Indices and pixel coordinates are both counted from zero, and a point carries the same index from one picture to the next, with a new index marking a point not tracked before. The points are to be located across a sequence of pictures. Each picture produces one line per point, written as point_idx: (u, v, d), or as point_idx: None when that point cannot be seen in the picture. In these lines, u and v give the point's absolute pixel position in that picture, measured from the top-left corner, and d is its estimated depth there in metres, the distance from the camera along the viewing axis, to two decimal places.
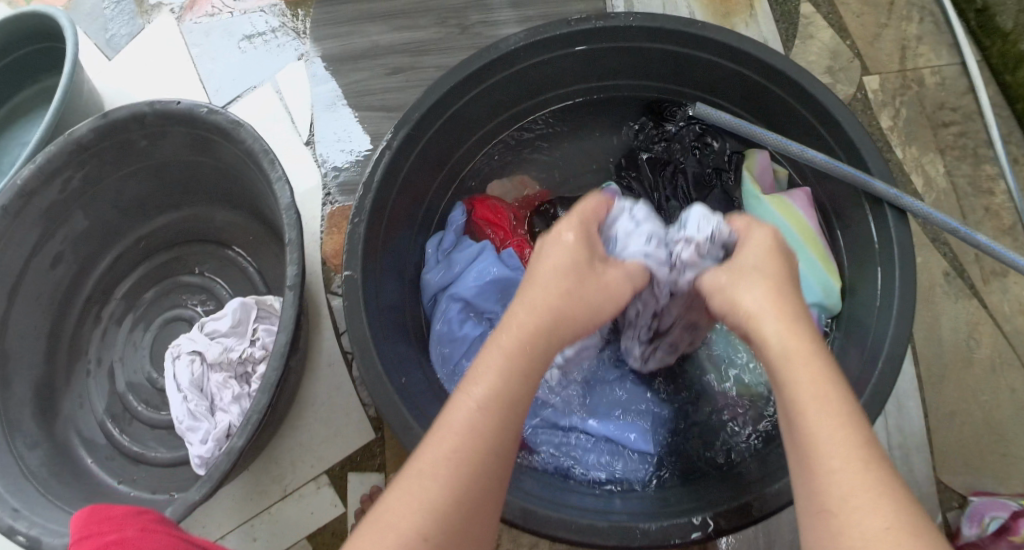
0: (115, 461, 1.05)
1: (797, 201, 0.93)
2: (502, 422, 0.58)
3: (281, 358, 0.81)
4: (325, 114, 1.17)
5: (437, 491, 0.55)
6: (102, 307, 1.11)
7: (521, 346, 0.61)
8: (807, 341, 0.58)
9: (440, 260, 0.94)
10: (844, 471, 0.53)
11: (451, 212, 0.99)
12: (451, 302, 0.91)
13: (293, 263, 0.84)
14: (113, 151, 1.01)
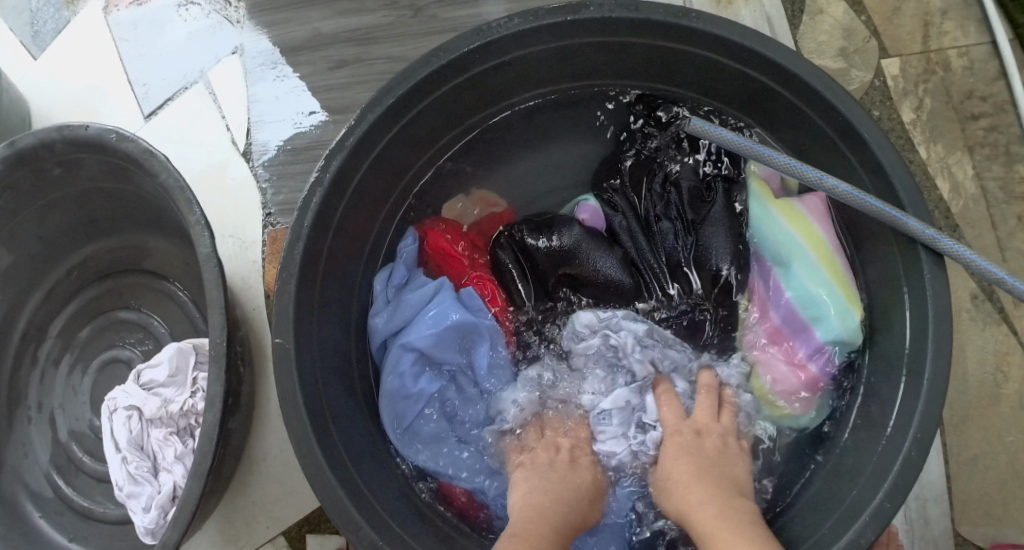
0: (63, 516, 0.97)
1: (813, 213, 0.80)
2: None
3: (211, 439, 0.72)
4: (261, 115, 0.96)
5: None
6: (39, 346, 1.01)
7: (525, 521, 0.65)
8: (716, 505, 0.64)
9: (390, 299, 0.83)
10: None
11: (402, 241, 0.87)
12: (403, 351, 0.80)
13: (218, 327, 0.73)
14: (25, 182, 0.89)
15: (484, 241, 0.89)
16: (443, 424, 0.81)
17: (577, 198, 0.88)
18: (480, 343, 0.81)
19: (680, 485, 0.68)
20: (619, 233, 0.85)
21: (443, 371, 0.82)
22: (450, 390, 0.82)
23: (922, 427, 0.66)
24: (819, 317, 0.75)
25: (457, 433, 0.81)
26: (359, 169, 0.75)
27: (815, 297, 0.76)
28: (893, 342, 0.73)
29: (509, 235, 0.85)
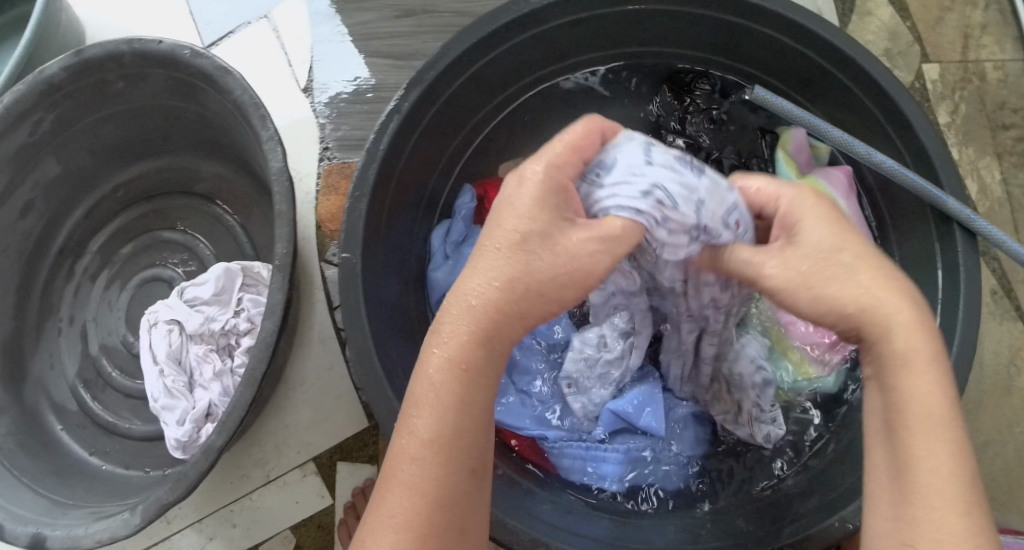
0: (85, 430, 0.98)
1: (836, 187, 0.83)
2: (441, 470, 0.52)
3: (267, 346, 0.73)
4: (324, 53, 0.97)
5: None
6: (76, 260, 1.02)
7: (453, 370, 0.53)
8: (917, 332, 0.52)
9: (448, 254, 0.86)
10: (933, 452, 0.50)
11: (459, 197, 0.89)
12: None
13: (283, 238, 0.75)
14: (86, 92, 0.89)
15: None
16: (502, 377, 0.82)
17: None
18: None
19: (828, 282, 0.54)
20: None
21: None
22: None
23: None
24: None
25: (516, 385, 0.82)
26: (433, 103, 0.77)
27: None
28: None
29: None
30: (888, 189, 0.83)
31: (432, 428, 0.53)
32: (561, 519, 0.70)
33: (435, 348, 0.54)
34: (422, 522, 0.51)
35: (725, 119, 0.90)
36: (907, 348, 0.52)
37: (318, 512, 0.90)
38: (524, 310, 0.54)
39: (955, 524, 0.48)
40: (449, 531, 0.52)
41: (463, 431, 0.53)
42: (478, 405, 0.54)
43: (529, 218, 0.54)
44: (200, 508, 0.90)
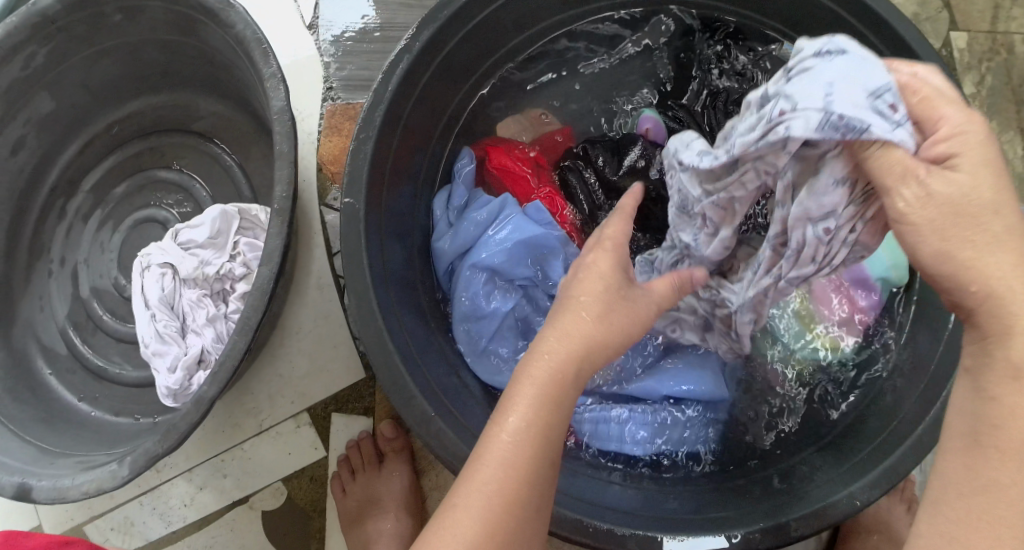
0: (75, 375, 0.95)
1: None
2: (532, 468, 0.51)
3: (264, 294, 0.70)
4: None
5: (472, 529, 0.49)
6: (69, 199, 1.00)
7: (555, 377, 0.53)
8: None
9: (451, 221, 0.82)
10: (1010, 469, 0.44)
11: (458, 160, 0.85)
12: (474, 271, 0.78)
13: (283, 179, 0.71)
14: (82, 25, 0.86)
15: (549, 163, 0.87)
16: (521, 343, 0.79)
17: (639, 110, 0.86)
18: (553, 256, 0.79)
19: (962, 245, 0.45)
20: None
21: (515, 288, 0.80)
22: (525, 307, 0.79)
23: None
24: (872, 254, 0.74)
25: None
26: (445, 43, 0.74)
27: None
28: None
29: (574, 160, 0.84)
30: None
31: (535, 422, 0.51)
32: (566, 481, 0.67)
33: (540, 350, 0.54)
34: (517, 491, 0.50)
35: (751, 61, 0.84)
36: None
37: (311, 464, 0.88)
38: (603, 347, 0.55)
39: None
40: (533, 500, 0.51)
41: (557, 434, 0.52)
42: (566, 397, 0.53)
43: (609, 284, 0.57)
44: (190, 457, 0.89)
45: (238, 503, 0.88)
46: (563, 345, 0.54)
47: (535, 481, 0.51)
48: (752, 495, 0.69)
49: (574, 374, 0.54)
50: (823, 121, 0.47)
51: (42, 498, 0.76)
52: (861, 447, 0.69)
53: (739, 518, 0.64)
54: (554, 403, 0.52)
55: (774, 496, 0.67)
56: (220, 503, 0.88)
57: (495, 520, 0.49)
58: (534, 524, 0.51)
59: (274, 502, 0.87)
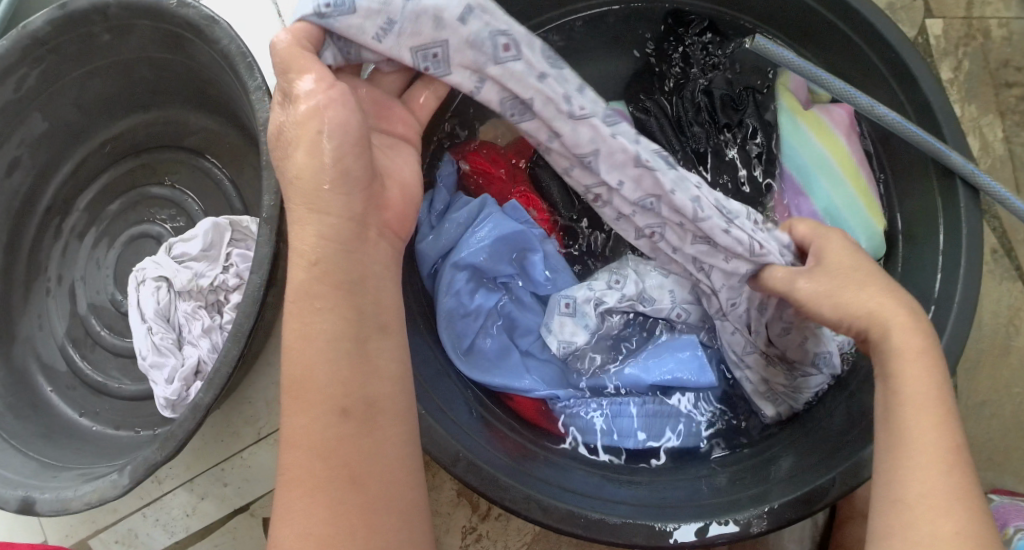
0: (76, 391, 0.97)
1: (838, 124, 0.82)
2: (331, 426, 0.55)
3: (255, 300, 0.71)
4: None
5: (306, 504, 0.54)
6: (64, 218, 1.01)
7: (318, 339, 0.56)
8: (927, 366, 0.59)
9: (433, 223, 0.81)
10: (928, 468, 0.54)
11: (439, 168, 0.85)
12: (456, 271, 0.78)
13: (271, 189, 0.73)
14: (73, 45, 0.88)
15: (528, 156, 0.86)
16: (504, 338, 0.80)
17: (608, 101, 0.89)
18: (532, 252, 0.81)
19: (903, 338, 0.60)
20: (649, 131, 0.85)
21: (498, 285, 0.81)
22: (510, 304, 0.81)
23: (949, 349, 0.68)
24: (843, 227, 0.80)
25: (519, 346, 0.81)
26: None
27: (838, 208, 0.80)
28: (922, 275, 0.76)
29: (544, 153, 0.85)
30: (888, 140, 0.81)
31: (304, 392, 0.56)
32: (560, 478, 0.68)
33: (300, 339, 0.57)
34: (327, 449, 0.55)
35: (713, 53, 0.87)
36: (918, 389, 0.58)
37: None
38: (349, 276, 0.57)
39: (949, 525, 0.52)
40: (354, 447, 0.55)
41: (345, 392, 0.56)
42: (334, 354, 0.56)
43: (309, 155, 0.57)
44: (191, 467, 0.90)
45: (239, 511, 0.89)
46: (303, 320, 0.56)
47: (332, 437, 0.55)
48: (743, 484, 0.70)
49: (326, 321, 0.56)
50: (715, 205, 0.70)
51: (47, 509, 0.77)
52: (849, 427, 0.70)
53: (727, 506, 0.66)
54: (316, 375, 0.56)
55: (765, 485, 0.68)
56: (221, 512, 0.89)
57: (321, 485, 0.54)
58: (370, 470, 0.55)
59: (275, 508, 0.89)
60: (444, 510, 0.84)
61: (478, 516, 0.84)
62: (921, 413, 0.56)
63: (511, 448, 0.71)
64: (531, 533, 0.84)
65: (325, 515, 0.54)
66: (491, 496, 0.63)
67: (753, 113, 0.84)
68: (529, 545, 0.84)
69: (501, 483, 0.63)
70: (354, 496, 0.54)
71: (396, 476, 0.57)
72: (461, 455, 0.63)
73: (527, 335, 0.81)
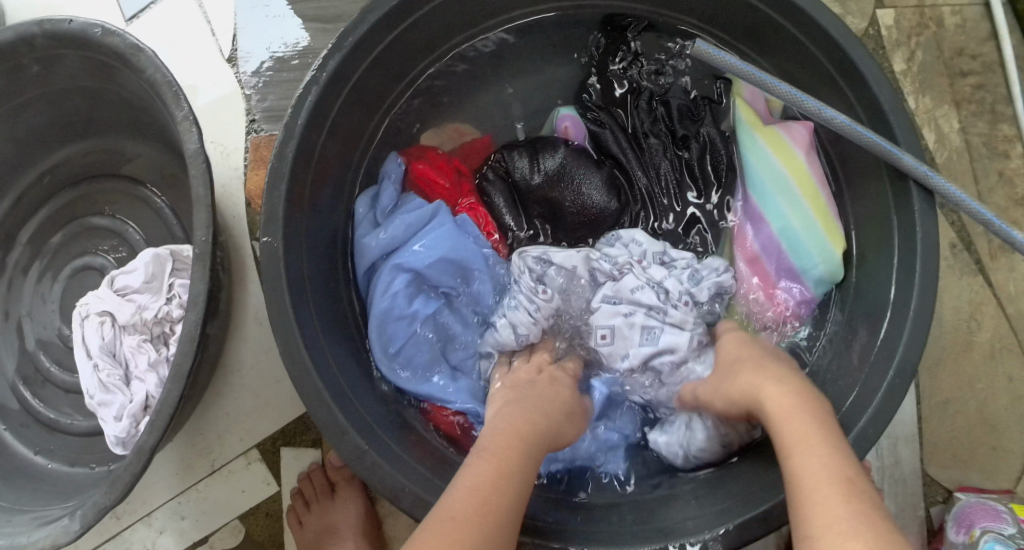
0: (27, 429, 0.95)
1: (798, 142, 0.80)
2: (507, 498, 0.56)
3: (194, 337, 0.70)
4: (248, 20, 0.92)
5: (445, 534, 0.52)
6: (6, 254, 0.99)
7: (517, 434, 0.61)
8: (796, 406, 0.59)
9: (376, 221, 0.81)
10: (828, 510, 0.51)
11: (387, 164, 0.85)
12: (395, 272, 0.78)
13: (204, 223, 0.70)
14: (1, 77, 0.85)
15: (468, 167, 0.88)
16: (436, 352, 0.79)
17: (554, 109, 0.89)
18: (475, 272, 0.80)
19: (766, 384, 0.62)
20: (600, 136, 0.85)
21: (438, 294, 0.81)
22: (446, 314, 0.80)
23: (906, 357, 0.66)
24: (801, 253, 0.78)
25: (449, 360, 0.79)
26: (357, 71, 0.74)
27: (797, 231, 0.78)
28: (876, 279, 0.74)
29: (491, 167, 0.85)
30: (840, 142, 0.79)
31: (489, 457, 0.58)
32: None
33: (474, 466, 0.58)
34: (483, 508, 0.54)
35: (658, 57, 0.87)
36: (786, 431, 0.57)
37: (266, 500, 0.87)
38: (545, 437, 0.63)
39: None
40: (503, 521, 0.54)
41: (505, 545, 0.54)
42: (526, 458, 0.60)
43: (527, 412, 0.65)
44: (147, 502, 0.88)
45: (198, 544, 0.87)
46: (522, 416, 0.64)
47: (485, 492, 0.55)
48: (682, 502, 0.69)
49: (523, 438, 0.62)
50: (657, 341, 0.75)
51: None
52: None
53: (660, 530, 0.65)
54: (464, 523, 0.53)
55: (706, 504, 0.67)
56: (180, 546, 0.88)
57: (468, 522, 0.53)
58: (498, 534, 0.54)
59: (233, 540, 0.87)
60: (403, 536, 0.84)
61: None
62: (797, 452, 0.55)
63: (439, 460, 0.71)
64: None
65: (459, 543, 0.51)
66: None
67: (711, 123, 0.85)
68: None
69: None
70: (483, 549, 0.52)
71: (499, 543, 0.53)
72: (407, 489, 0.63)
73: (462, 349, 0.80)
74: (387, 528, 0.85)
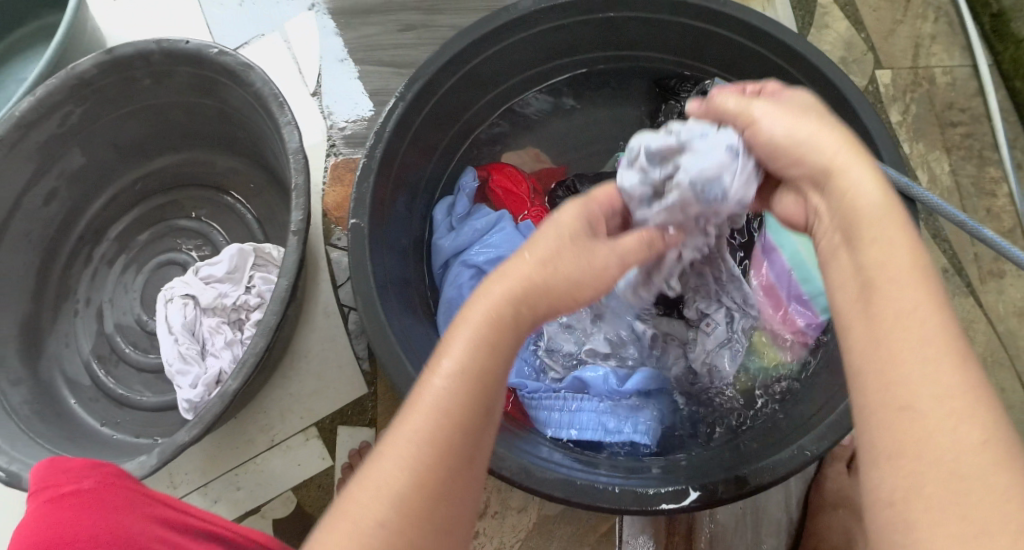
0: (97, 403, 1.03)
1: None
2: (467, 402, 0.50)
3: (283, 301, 0.79)
4: (332, 64, 1.11)
5: (400, 478, 0.48)
6: (94, 247, 1.10)
7: (489, 318, 0.53)
8: (897, 230, 0.50)
9: (451, 225, 0.95)
10: (934, 375, 0.44)
11: (463, 176, 0.99)
12: (462, 266, 0.91)
13: (298, 208, 0.81)
14: (116, 88, 0.97)
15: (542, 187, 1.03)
16: None
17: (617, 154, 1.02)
18: None
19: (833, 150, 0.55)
20: None
21: None
22: None
23: None
24: (807, 279, 0.83)
25: None
26: (433, 96, 0.86)
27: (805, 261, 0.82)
28: None
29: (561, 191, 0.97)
30: None
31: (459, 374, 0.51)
32: (525, 444, 0.76)
33: (419, 397, 0.51)
34: (437, 448, 0.49)
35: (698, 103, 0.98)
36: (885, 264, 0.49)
37: (318, 474, 0.94)
38: (543, 296, 0.56)
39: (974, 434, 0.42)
40: (462, 456, 0.50)
41: (462, 472, 0.50)
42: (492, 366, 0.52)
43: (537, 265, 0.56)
44: (205, 473, 0.95)
45: (249, 514, 0.94)
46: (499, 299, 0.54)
47: (438, 435, 0.49)
48: (701, 464, 0.76)
49: (499, 330, 0.53)
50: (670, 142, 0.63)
51: None
52: (802, 411, 0.78)
53: (681, 479, 0.72)
54: (401, 469, 0.49)
55: (723, 462, 0.74)
56: (232, 514, 0.94)
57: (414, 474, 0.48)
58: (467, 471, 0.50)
59: (284, 510, 0.93)
60: None
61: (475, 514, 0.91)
62: (902, 295, 0.47)
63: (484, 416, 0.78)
64: (526, 530, 0.89)
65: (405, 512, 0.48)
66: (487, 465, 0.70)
67: None
68: (524, 542, 0.89)
69: (498, 454, 0.71)
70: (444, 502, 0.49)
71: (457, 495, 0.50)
72: None
73: None
74: None
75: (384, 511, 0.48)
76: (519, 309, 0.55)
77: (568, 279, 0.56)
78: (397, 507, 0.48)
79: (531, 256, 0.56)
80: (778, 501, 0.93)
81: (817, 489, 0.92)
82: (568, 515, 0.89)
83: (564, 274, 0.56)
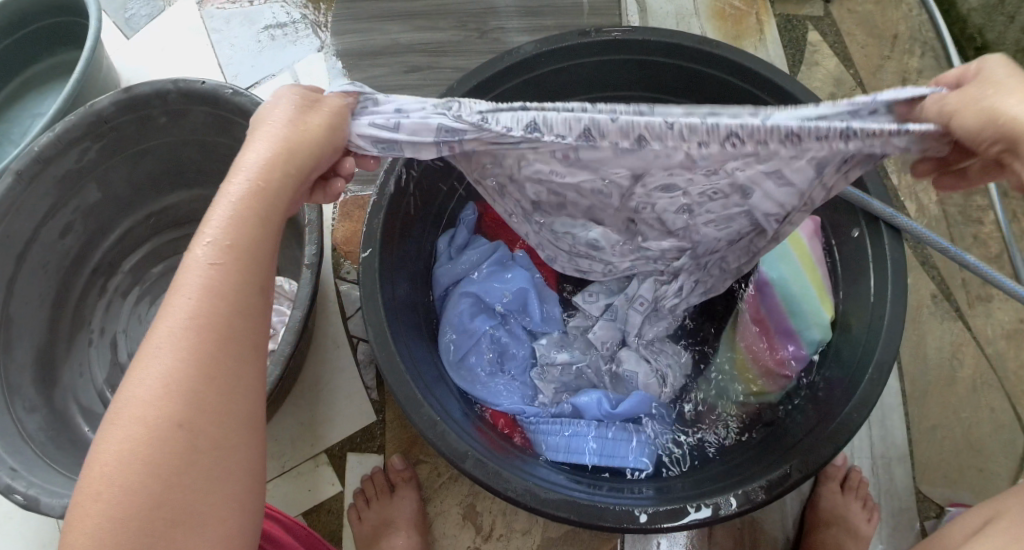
0: None
1: (803, 228, 0.89)
2: (238, 281, 0.55)
3: (296, 332, 0.82)
4: None
5: (173, 369, 0.52)
6: (109, 279, 1.13)
7: (258, 191, 0.56)
8: None
9: (452, 255, 0.96)
10: None
11: (463, 209, 0.99)
12: (462, 296, 0.92)
13: (311, 242, 0.84)
14: (132, 126, 1.01)
15: None
16: (493, 361, 0.92)
17: None
18: (530, 298, 0.93)
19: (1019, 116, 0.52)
20: None
21: (496, 314, 0.94)
22: (503, 331, 0.93)
23: None
24: (797, 312, 0.87)
25: (504, 369, 0.93)
26: None
27: (795, 293, 0.87)
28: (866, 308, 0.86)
29: None
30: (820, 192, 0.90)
31: (230, 252, 0.55)
32: (527, 467, 0.79)
33: (182, 280, 0.55)
34: (218, 321, 0.54)
35: None
36: None
37: (329, 498, 0.96)
38: (299, 166, 0.58)
39: None
40: (246, 339, 0.55)
41: (230, 346, 0.54)
42: (265, 239, 0.57)
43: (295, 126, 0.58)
44: None
45: None
46: (267, 164, 0.57)
47: (212, 306, 0.54)
48: (695, 482, 0.79)
49: (260, 201, 0.57)
50: (799, 119, 0.58)
51: None
52: (794, 431, 0.81)
53: (679, 496, 0.75)
54: (173, 348, 0.53)
55: (721, 479, 0.77)
56: None
57: (195, 358, 0.53)
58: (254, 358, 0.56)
59: None
60: (451, 532, 0.94)
61: (481, 537, 0.94)
62: None
63: (483, 438, 0.81)
64: None
65: (189, 399, 0.52)
66: (492, 485, 0.73)
67: None
68: None
69: (503, 475, 0.74)
70: (229, 382, 0.54)
71: (245, 383, 0.55)
72: (470, 454, 0.74)
73: (515, 362, 0.93)
74: (435, 527, 0.95)
75: (158, 392, 0.52)
76: (280, 177, 0.57)
77: (310, 139, 0.58)
78: (180, 391, 0.52)
79: (267, 134, 0.58)
80: (775, 520, 0.95)
81: (812, 507, 0.94)
82: (572, 536, 0.93)
83: (308, 136, 0.58)
